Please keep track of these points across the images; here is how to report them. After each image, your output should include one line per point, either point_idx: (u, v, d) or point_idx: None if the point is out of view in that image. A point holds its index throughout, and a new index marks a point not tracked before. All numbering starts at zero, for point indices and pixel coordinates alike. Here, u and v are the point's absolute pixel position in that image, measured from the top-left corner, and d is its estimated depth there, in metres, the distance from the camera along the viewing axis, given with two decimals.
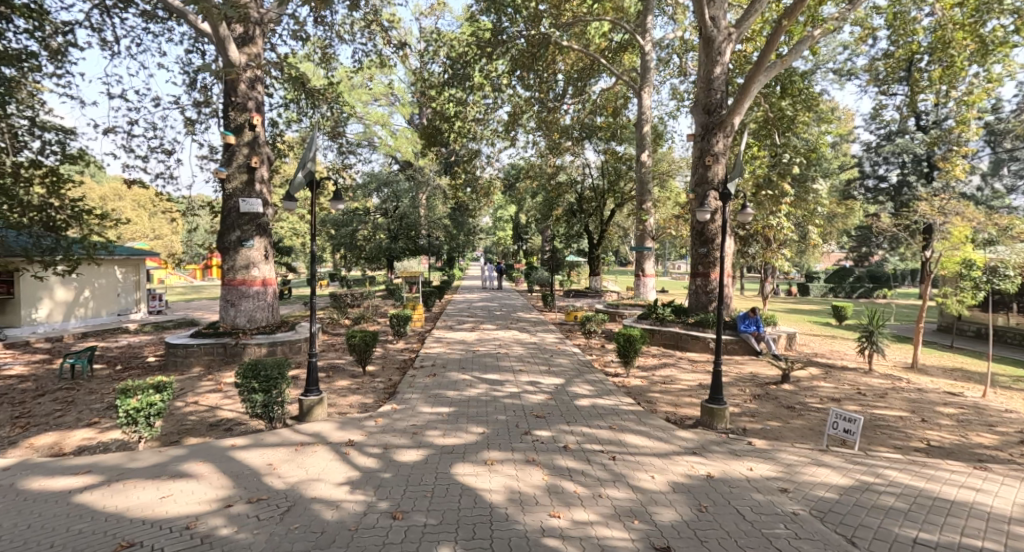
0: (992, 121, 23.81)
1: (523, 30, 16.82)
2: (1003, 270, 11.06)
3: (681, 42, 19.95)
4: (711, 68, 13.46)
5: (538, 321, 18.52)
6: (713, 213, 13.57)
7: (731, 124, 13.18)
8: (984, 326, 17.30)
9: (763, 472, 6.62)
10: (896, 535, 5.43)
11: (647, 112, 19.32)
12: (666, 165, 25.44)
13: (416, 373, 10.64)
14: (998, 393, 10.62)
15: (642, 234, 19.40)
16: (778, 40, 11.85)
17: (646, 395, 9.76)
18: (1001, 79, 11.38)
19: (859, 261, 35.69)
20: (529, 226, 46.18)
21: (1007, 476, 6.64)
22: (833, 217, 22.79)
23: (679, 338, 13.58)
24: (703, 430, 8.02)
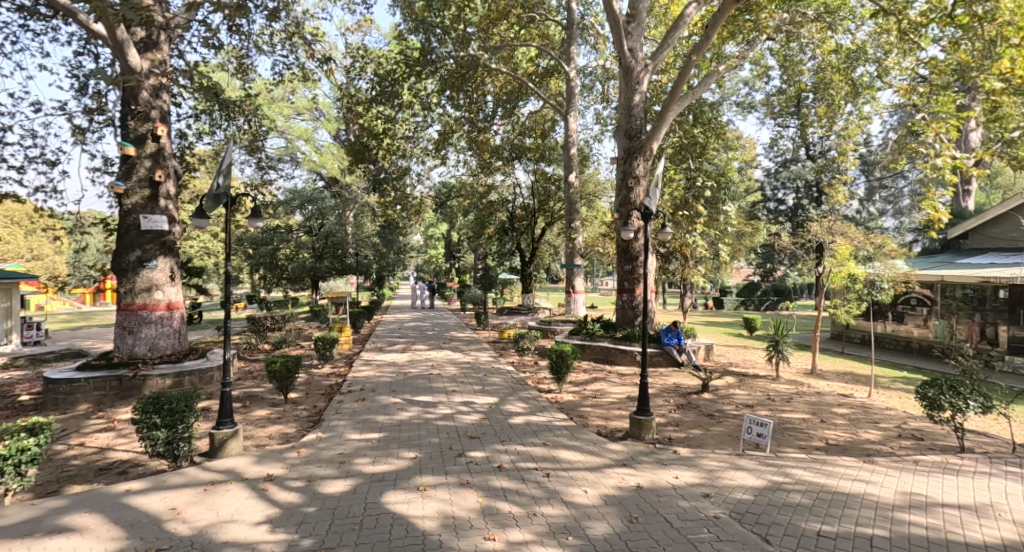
0: (866, 153, 26.91)
1: (452, 51, 17.04)
2: (880, 284, 12.49)
3: (603, 71, 20.95)
4: (631, 95, 14.29)
5: (470, 340, 18.61)
6: (636, 232, 14.20)
7: (651, 149, 13.98)
8: (868, 333, 19.18)
9: (687, 479, 7.06)
10: (803, 530, 5.92)
11: (573, 135, 20.08)
12: (593, 186, 26.40)
13: (343, 399, 10.46)
14: (882, 393, 11.82)
15: (572, 252, 19.95)
16: (688, 73, 12.74)
17: (578, 410, 10.08)
18: (871, 117, 12.79)
19: (764, 277, 38.47)
20: (460, 244, 46.25)
21: (891, 468, 7.42)
22: (743, 236, 24.52)
23: (608, 353, 14.11)
24: (633, 442, 8.42)
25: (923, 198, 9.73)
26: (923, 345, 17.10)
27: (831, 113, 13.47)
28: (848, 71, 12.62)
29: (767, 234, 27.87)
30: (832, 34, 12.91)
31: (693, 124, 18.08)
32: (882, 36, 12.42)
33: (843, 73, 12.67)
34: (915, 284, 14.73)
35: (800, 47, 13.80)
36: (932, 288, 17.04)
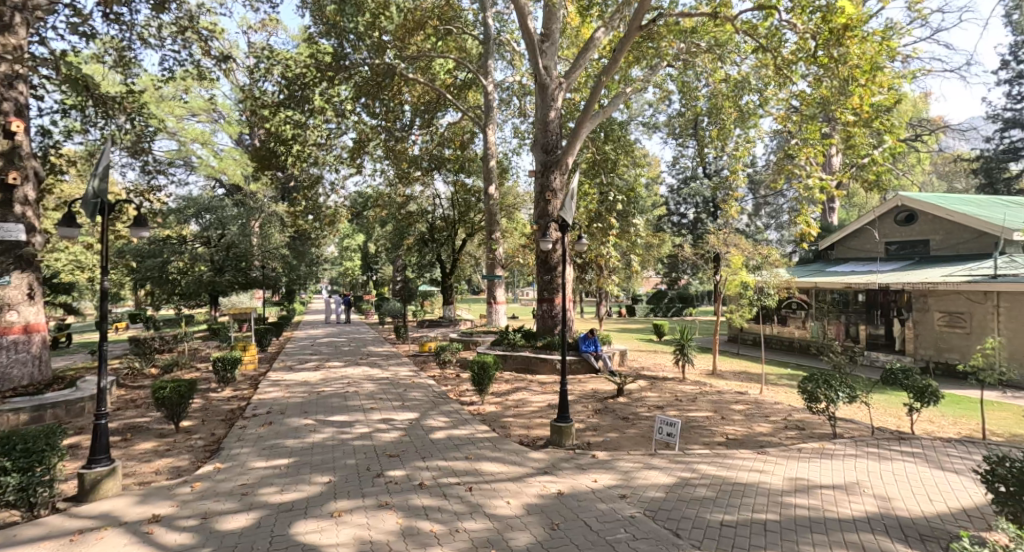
0: (753, 173, 29.55)
1: (367, 58, 16.77)
2: (768, 290, 13.99)
3: (519, 86, 21.45)
4: (546, 111, 14.82)
5: (389, 354, 18.34)
6: (554, 243, 14.70)
7: (566, 163, 14.54)
8: (758, 335, 20.97)
9: (605, 482, 7.40)
10: (709, 521, 6.26)
11: (492, 148, 20.40)
12: (512, 198, 26.86)
13: (247, 424, 10.00)
14: (772, 389, 12.98)
15: (493, 263, 20.22)
16: (599, 93, 13.44)
17: (500, 421, 10.28)
18: (757, 139, 14.11)
19: (671, 285, 40.84)
20: (377, 256, 45.34)
21: (781, 457, 8.19)
22: (652, 247, 25.97)
23: (530, 362, 14.44)
24: (553, 448, 8.71)
25: (797, 214, 10.85)
26: (801, 344, 19.02)
27: (723, 135, 14.81)
28: (736, 99, 13.88)
29: (672, 245, 29.68)
30: (722, 64, 14.10)
31: (603, 141, 18.60)
32: (762, 70, 13.62)
33: (733, 100, 13.92)
34: (795, 289, 16.41)
35: (696, 75, 15.04)
36: (808, 293, 18.99)
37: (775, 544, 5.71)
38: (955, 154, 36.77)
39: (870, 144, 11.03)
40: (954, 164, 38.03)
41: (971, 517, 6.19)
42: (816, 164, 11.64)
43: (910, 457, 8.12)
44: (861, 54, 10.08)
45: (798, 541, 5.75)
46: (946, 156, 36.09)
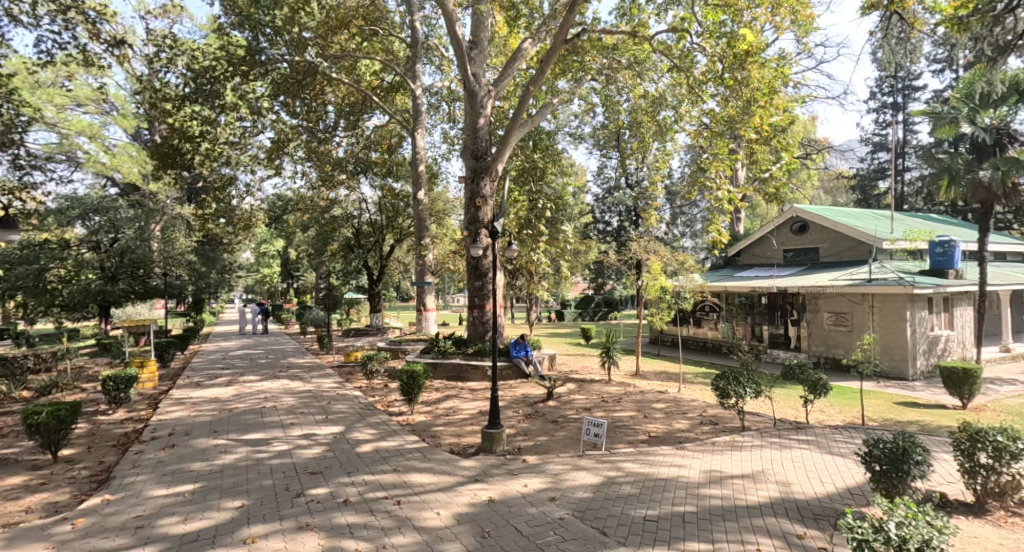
0: (671, 184, 31.19)
1: (286, 54, 15.96)
2: (684, 294, 14.89)
3: (449, 91, 21.47)
4: (476, 118, 14.95)
5: (312, 365, 17.74)
6: (485, 249, 14.80)
7: (495, 169, 14.74)
8: (675, 336, 22.05)
9: (535, 486, 7.54)
10: (633, 517, 6.49)
11: (421, 153, 20.27)
12: (442, 204, 26.78)
13: (146, 448, 9.33)
14: (690, 387, 13.72)
15: (422, 269, 20.12)
16: (527, 102, 13.74)
17: (430, 430, 10.23)
18: (673, 152, 14.91)
19: (597, 290, 42.13)
20: (298, 263, 43.68)
21: (698, 451, 8.70)
22: (579, 254, 26.71)
23: (461, 369, 14.45)
24: (485, 455, 8.79)
25: (709, 223, 11.57)
26: (714, 344, 20.22)
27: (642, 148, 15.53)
28: (655, 114, 14.64)
29: (598, 250, 30.65)
30: (641, 81, 14.81)
31: (532, 150, 19.19)
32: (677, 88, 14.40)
33: (651, 115, 14.65)
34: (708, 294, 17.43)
35: (618, 90, 15.79)
36: (720, 297, 20.16)
37: (692, 534, 6.03)
38: (841, 170, 40.68)
39: (771, 159, 11.60)
40: (837, 182, 42.31)
41: (854, 495, 6.86)
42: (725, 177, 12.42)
43: (804, 445, 8.89)
44: (761, 78, 11.31)
45: (713, 530, 6.10)
46: (836, 173, 39.80)
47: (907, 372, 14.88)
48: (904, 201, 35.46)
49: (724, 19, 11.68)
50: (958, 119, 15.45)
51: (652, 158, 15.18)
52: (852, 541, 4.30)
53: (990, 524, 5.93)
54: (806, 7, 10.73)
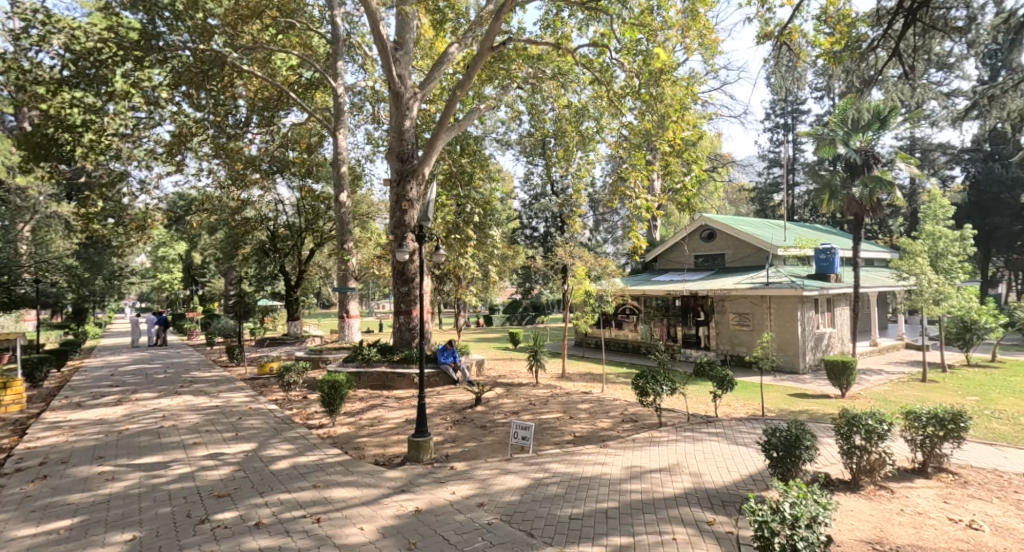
0: (594, 192, 32.27)
1: (188, 41, 15.06)
2: (607, 297, 15.52)
3: (373, 92, 21.13)
4: (401, 120, 14.83)
5: (220, 379, 16.76)
6: (411, 254, 14.65)
7: (422, 173, 14.68)
8: (599, 338, 22.78)
9: (463, 493, 7.56)
10: (559, 516, 6.68)
11: (344, 153, 19.78)
12: (366, 207, 26.17)
13: (14, 481, 8.40)
14: (613, 387, 14.24)
15: (345, 274, 19.48)
16: (454, 107, 13.78)
17: (353, 442, 10.00)
18: (596, 162, 15.38)
19: (525, 295, 42.72)
20: (204, 268, 41.08)
21: (620, 448, 9.06)
22: (507, 258, 26.94)
23: (386, 378, 14.21)
24: (411, 465, 8.72)
25: (629, 230, 12.12)
26: (634, 345, 21.09)
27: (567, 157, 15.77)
28: (578, 124, 15.10)
29: (526, 255, 31.10)
30: (565, 92, 15.29)
31: (460, 154, 19.35)
32: (598, 101, 14.94)
33: (575, 125, 15.10)
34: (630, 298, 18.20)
35: (543, 99, 16.21)
36: (639, 300, 21.00)
37: (615, 529, 6.27)
38: (744, 182, 43.80)
39: (683, 171, 11.96)
40: (741, 194, 45.52)
41: (756, 481, 7.43)
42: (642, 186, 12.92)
43: (714, 437, 9.52)
44: (673, 96, 11.98)
45: (634, 523, 6.37)
46: (739, 187, 42.76)
47: (798, 366, 16.39)
48: (797, 211, 38.67)
49: (640, 37, 12.31)
50: (836, 140, 17.25)
51: (575, 166, 15.54)
52: (754, 523, 4.65)
53: (862, 496, 6.65)
54: (712, 31, 11.46)
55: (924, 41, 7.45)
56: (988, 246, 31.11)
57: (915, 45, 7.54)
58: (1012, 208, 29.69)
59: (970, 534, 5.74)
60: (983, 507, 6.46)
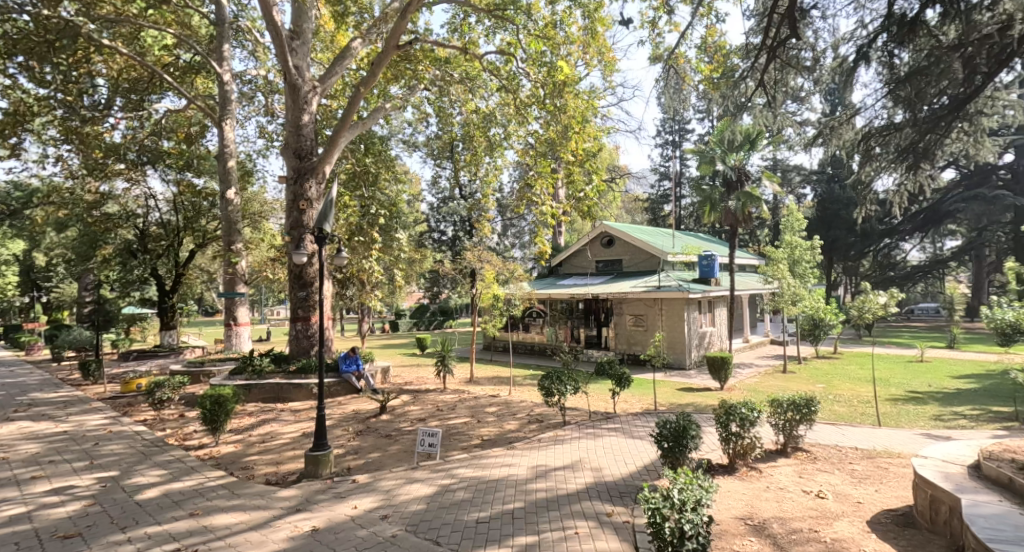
0: (501, 197, 32.76)
1: (25, 6, 13.09)
2: (515, 301, 15.75)
3: (265, 81, 19.70)
4: (298, 114, 14.16)
5: (70, 402, 14.91)
6: (310, 256, 14.06)
7: (322, 171, 14.19)
8: (507, 342, 23.12)
9: (365, 507, 7.36)
10: (465, 521, 6.72)
11: (232, 147, 18.36)
12: (257, 206, 24.56)
13: None
14: (520, 389, 14.52)
15: (232, 278, 18.24)
16: (357, 104, 13.46)
17: (240, 462, 9.39)
18: (503, 167, 15.55)
19: (433, 299, 42.34)
20: (49, 271, 36.06)
21: (526, 449, 9.29)
22: (414, 262, 26.48)
23: (281, 389, 13.50)
24: (309, 481, 8.36)
25: (534, 236, 12.39)
26: (540, 347, 21.58)
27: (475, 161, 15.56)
28: (484, 129, 15.25)
29: (433, 259, 30.86)
30: (472, 97, 15.36)
31: (363, 154, 18.89)
32: (506, 108, 15.19)
33: (482, 130, 15.26)
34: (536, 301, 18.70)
35: (451, 103, 16.28)
36: (546, 303, 21.50)
37: (520, 529, 6.42)
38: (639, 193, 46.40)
39: (585, 180, 12.31)
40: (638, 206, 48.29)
41: (650, 471, 7.94)
42: (548, 194, 13.24)
43: (613, 432, 10.01)
44: (575, 108, 12.53)
45: (538, 521, 6.55)
46: (633, 197, 45.17)
47: (685, 362, 17.63)
48: (684, 221, 41.56)
49: (545, 49, 12.74)
50: (714, 158, 18.72)
51: (484, 171, 15.55)
52: (647, 511, 4.97)
53: (738, 477, 7.33)
54: (610, 49, 12.08)
55: (783, 75, 8.39)
56: (831, 255, 35.34)
57: (776, 78, 8.45)
58: (847, 223, 33.96)
59: (819, 502, 6.58)
60: (828, 478, 7.39)
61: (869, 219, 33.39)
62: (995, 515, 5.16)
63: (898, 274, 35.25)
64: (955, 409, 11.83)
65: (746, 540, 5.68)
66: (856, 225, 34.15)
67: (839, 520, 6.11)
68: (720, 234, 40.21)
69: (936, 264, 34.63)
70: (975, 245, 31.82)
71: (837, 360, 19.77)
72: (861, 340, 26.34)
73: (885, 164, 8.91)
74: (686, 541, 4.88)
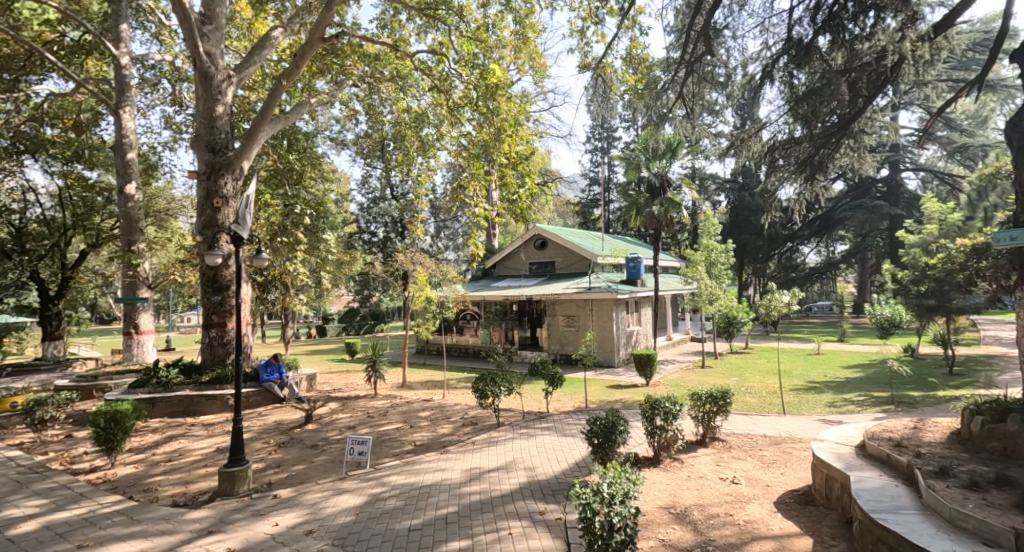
0: (433, 199, 32.52)
1: None
2: (448, 304, 15.63)
3: (171, 68, 18.23)
4: (212, 105, 13.46)
5: None
6: (225, 257, 13.37)
7: (240, 167, 13.52)
8: (440, 345, 22.92)
9: (287, 523, 7.03)
10: (396, 530, 6.59)
11: (132, 137, 16.90)
12: (165, 203, 22.94)
13: None
14: (452, 393, 14.45)
15: (133, 283, 17.09)
16: (279, 97, 12.94)
17: (142, 484, 8.75)
18: (436, 168, 15.43)
19: (362, 302, 41.33)
20: None
21: (459, 452, 9.26)
22: (341, 264, 25.64)
23: (191, 402, 12.73)
24: (225, 499, 7.92)
25: (468, 237, 12.37)
26: (474, 350, 21.53)
27: (407, 161, 15.42)
28: (417, 129, 15.10)
29: (363, 261, 30.11)
30: (404, 95, 15.21)
31: (286, 150, 18.21)
32: (439, 108, 15.13)
33: (413, 130, 15.09)
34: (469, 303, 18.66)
35: (381, 101, 16.05)
36: (479, 306, 21.47)
37: (453, 533, 6.39)
38: (569, 197, 47.41)
39: (518, 183, 12.44)
40: (568, 209, 49.34)
41: (580, 468, 8.14)
42: (481, 196, 13.31)
43: (545, 431, 10.18)
44: (508, 111, 12.66)
45: (471, 525, 6.54)
46: (565, 202, 46.06)
47: (614, 361, 18.17)
48: (612, 225, 42.88)
49: (477, 51, 12.78)
50: (640, 164, 19.41)
51: (417, 171, 15.37)
52: (579, 506, 5.08)
53: (661, 469, 7.65)
54: (541, 55, 12.34)
55: (700, 88, 8.86)
56: (742, 257, 37.60)
57: (693, 91, 8.91)
58: (756, 227, 36.21)
59: (733, 488, 7.00)
60: (742, 464, 7.87)
61: (775, 224, 35.87)
62: (879, 488, 5.68)
63: (800, 275, 37.51)
64: (845, 396, 12.93)
65: (669, 528, 5.94)
66: (764, 229, 36.55)
67: (750, 504, 6.52)
68: (645, 238, 41.81)
69: (828, 267, 36.97)
70: (860, 248, 34.82)
71: (748, 355, 21.07)
72: (768, 336, 28.26)
73: (789, 175, 9.51)
74: (615, 533, 5.03)
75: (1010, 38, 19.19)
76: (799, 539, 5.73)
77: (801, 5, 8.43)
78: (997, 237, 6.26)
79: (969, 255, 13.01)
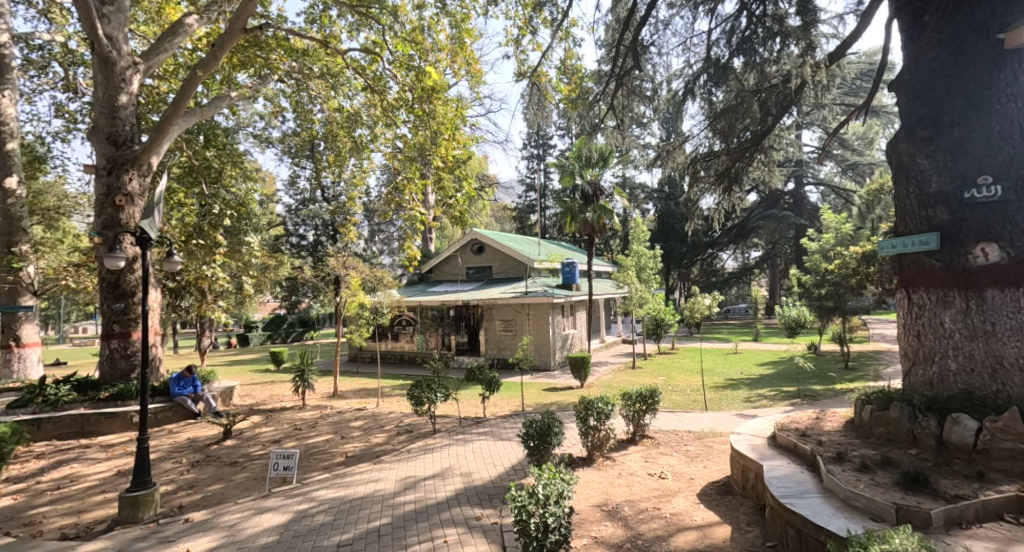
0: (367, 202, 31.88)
1: None
2: (381, 310, 15.30)
3: (63, 50, 16.85)
4: (114, 94, 12.59)
5: None
6: (129, 259, 12.53)
7: (147, 162, 12.70)
8: (373, 353, 22.41)
9: (201, 547, 6.65)
10: (324, 546, 6.38)
11: (12, 124, 15.41)
12: (54, 198, 21.05)
13: None
14: (386, 401, 14.19)
15: (14, 289, 15.63)
16: (194, 90, 12.28)
17: (23, 516, 8.01)
18: (368, 169, 15.14)
19: (289, 309, 39.74)
20: None
21: (393, 461, 9.09)
22: (266, 268, 24.64)
23: (86, 421, 11.85)
24: (126, 527, 7.39)
25: (403, 241, 12.26)
26: (410, 356, 21.21)
27: (338, 161, 15.08)
28: (348, 129, 14.77)
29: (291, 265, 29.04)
30: (335, 94, 14.89)
31: (203, 146, 17.25)
32: (371, 108, 14.83)
33: (346, 130, 14.77)
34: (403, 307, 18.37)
35: (310, 98, 15.62)
36: (414, 311, 21.15)
37: (386, 546, 6.25)
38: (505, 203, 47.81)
39: (454, 187, 12.43)
40: (504, 214, 49.81)
41: (514, 471, 8.20)
42: (417, 199, 13.15)
43: (481, 436, 10.19)
44: (444, 115, 12.54)
45: (404, 536, 6.43)
46: (502, 207, 46.41)
47: (550, 364, 18.43)
48: (548, 230, 43.58)
49: (412, 53, 12.62)
50: (573, 172, 20.01)
51: (349, 172, 15.06)
52: (515, 509, 5.12)
53: (593, 468, 7.82)
54: (476, 61, 12.39)
55: (629, 101, 9.21)
56: (668, 263, 39.17)
57: (623, 103, 9.24)
58: (681, 235, 37.94)
59: (660, 483, 7.26)
60: (668, 460, 8.19)
61: (697, 231, 37.73)
62: (788, 475, 6.08)
63: (720, 280, 39.86)
64: (759, 392, 13.74)
65: (601, 525, 6.09)
66: (688, 236, 38.25)
67: (675, 497, 6.80)
68: (579, 243, 42.73)
69: (743, 272, 38.84)
70: (771, 255, 37.13)
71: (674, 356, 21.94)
72: (692, 337, 29.65)
73: (709, 186, 10.12)
74: (550, 534, 5.10)
75: (890, 69, 21.39)
76: (719, 527, 6.03)
77: (717, 27, 8.94)
78: (880, 245, 7.03)
79: (860, 261, 14.64)
